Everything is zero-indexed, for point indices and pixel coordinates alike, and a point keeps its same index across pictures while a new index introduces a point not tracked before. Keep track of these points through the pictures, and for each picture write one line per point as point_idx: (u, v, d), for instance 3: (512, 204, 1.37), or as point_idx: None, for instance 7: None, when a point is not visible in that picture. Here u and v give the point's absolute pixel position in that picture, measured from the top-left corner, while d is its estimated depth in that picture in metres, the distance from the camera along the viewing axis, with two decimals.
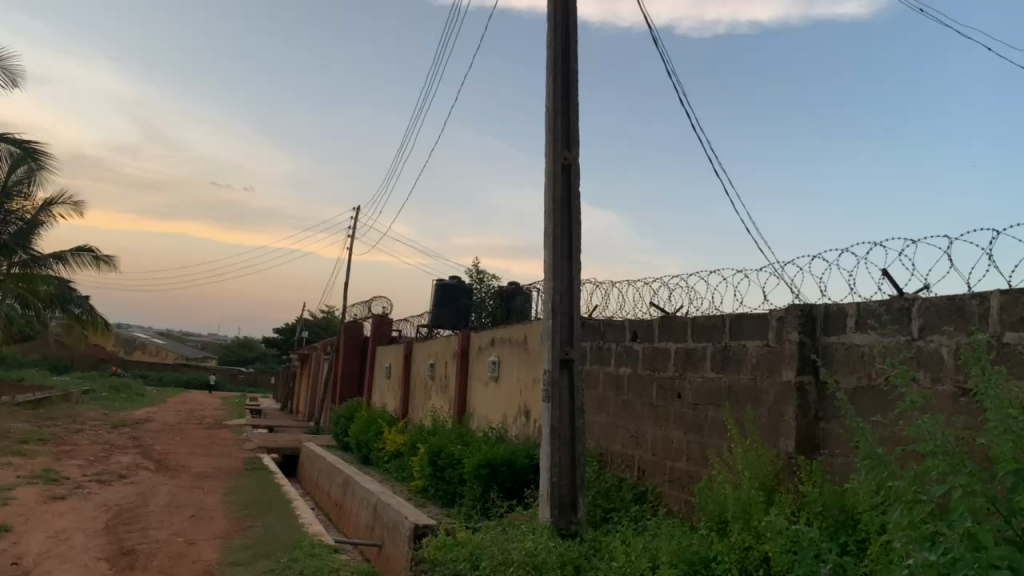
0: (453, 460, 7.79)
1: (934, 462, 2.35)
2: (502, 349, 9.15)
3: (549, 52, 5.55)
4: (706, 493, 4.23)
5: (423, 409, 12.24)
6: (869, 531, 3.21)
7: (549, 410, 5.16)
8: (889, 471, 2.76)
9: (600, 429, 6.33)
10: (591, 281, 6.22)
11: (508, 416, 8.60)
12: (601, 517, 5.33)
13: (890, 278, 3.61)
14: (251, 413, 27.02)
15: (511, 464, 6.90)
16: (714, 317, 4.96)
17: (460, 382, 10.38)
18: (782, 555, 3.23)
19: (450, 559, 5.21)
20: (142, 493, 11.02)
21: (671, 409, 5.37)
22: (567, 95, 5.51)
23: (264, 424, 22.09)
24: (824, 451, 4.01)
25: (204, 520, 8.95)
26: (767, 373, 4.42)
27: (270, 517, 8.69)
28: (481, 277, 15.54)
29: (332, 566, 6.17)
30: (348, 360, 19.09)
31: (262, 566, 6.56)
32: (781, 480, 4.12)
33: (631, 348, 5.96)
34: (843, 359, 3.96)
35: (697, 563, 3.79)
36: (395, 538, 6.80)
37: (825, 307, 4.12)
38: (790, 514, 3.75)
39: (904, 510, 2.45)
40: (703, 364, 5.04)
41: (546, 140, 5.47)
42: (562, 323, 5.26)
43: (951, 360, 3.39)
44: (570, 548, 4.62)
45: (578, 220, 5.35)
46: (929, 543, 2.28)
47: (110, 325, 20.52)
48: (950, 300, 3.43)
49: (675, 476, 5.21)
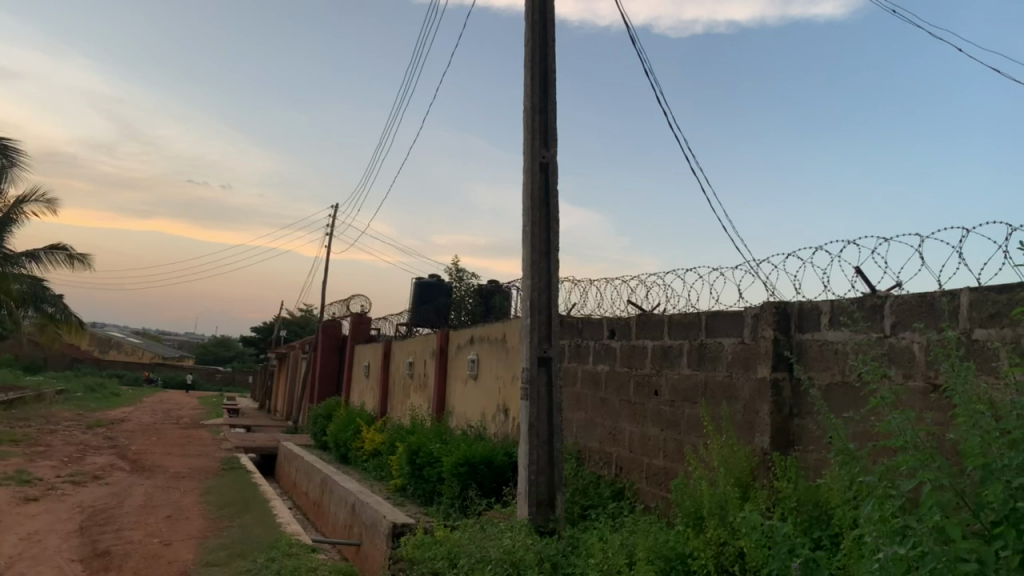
0: (431, 458, 7.78)
1: (904, 457, 2.39)
2: (480, 347, 9.16)
3: (527, 51, 5.56)
4: (683, 489, 4.26)
5: (401, 409, 12.20)
6: (841, 526, 3.25)
7: (528, 408, 5.17)
8: (860, 466, 2.80)
9: (578, 426, 6.35)
10: (570, 280, 6.25)
11: (487, 415, 8.60)
12: (579, 514, 5.34)
13: (863, 276, 3.66)
14: (229, 414, 26.80)
15: (489, 462, 6.91)
16: (691, 313, 4.99)
17: (438, 380, 10.36)
18: (757, 550, 3.27)
19: (428, 558, 5.19)
20: (116, 494, 10.93)
21: (648, 406, 5.40)
22: (544, 93, 5.52)
23: (242, 423, 21.92)
24: (798, 447, 4.07)
25: (180, 520, 8.90)
26: (743, 369, 4.46)
27: (247, 517, 8.63)
28: (460, 274, 15.49)
29: (309, 566, 6.14)
30: (327, 358, 18.99)
31: (238, 566, 6.51)
32: (756, 476, 4.16)
33: (608, 346, 5.99)
34: (817, 356, 4.00)
35: (673, 559, 3.84)
36: (374, 537, 6.78)
37: (798, 305, 4.17)
38: (765, 510, 3.79)
39: (875, 505, 2.47)
40: (680, 361, 5.07)
41: (524, 138, 5.48)
42: (540, 321, 5.27)
43: (922, 356, 3.45)
44: (548, 546, 4.64)
45: (556, 218, 5.37)
46: (899, 537, 2.32)
47: (84, 325, 20.30)
48: (921, 298, 3.48)
49: (652, 472, 5.25)
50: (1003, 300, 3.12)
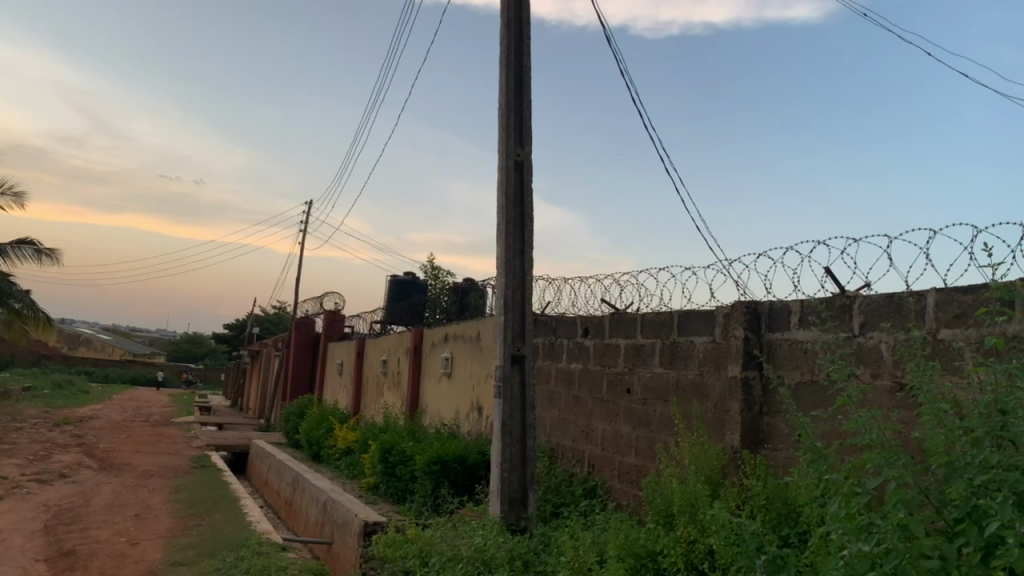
0: (404, 457, 7.75)
1: (870, 455, 2.42)
2: (454, 344, 9.13)
3: (503, 48, 5.55)
4: (654, 488, 4.27)
5: (374, 407, 12.14)
6: (809, 523, 3.29)
7: (501, 406, 5.16)
8: (827, 464, 2.81)
9: (551, 424, 6.36)
10: (544, 279, 6.25)
11: (461, 412, 8.58)
12: (551, 512, 5.35)
13: (833, 276, 3.70)
14: (200, 412, 26.49)
15: (462, 460, 6.90)
16: (663, 312, 5.02)
17: (412, 378, 10.32)
18: (726, 547, 3.30)
19: (400, 556, 5.17)
20: (83, 492, 10.74)
21: (620, 404, 5.42)
22: (518, 91, 5.51)
23: (214, 421, 21.68)
24: (768, 446, 4.10)
25: (148, 519, 8.76)
26: (714, 368, 4.49)
27: (216, 516, 8.53)
28: (436, 272, 15.43)
29: (279, 565, 6.08)
30: (300, 355, 18.86)
31: (207, 566, 6.42)
32: (726, 474, 4.19)
33: (582, 344, 5.99)
34: (787, 356, 4.04)
35: (643, 557, 3.86)
36: (345, 536, 6.73)
37: (769, 304, 4.21)
38: (734, 508, 3.81)
39: (841, 503, 2.49)
40: (652, 360, 5.10)
41: (499, 136, 5.47)
42: (514, 319, 5.27)
43: (889, 356, 3.49)
44: (520, 544, 4.64)
45: (531, 216, 5.37)
46: (865, 534, 2.33)
47: (52, 321, 19.94)
48: (889, 298, 3.52)
49: (624, 470, 5.26)
50: (969, 299, 3.16)
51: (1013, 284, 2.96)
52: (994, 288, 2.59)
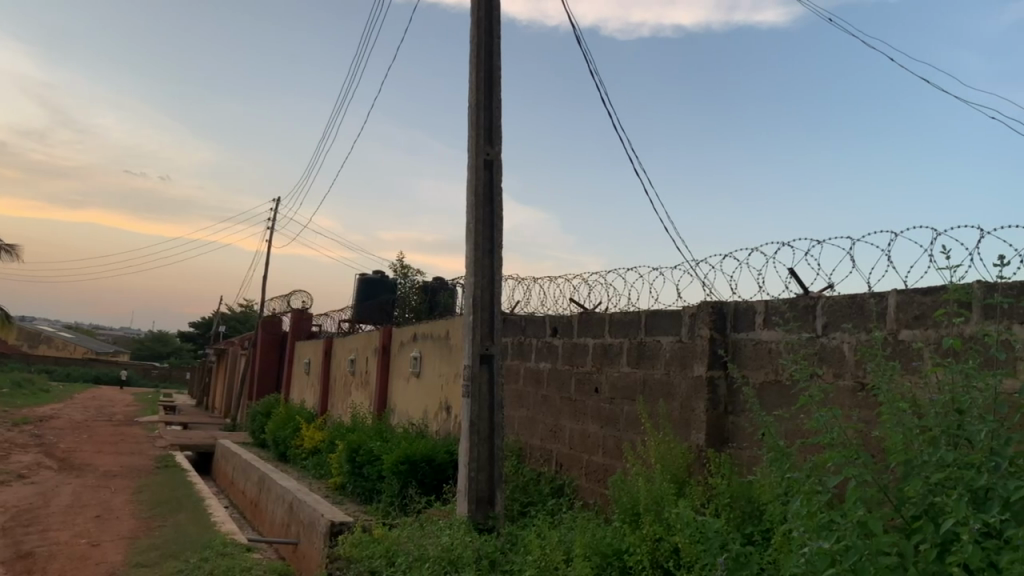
0: (372, 456, 7.70)
1: (830, 453, 2.46)
2: (423, 344, 9.10)
3: (473, 48, 5.54)
4: (621, 487, 4.30)
5: (342, 406, 12.05)
6: (772, 522, 3.33)
7: (469, 405, 5.15)
8: (789, 463, 2.85)
9: (519, 423, 6.37)
10: (513, 279, 6.26)
11: (429, 412, 8.55)
12: (518, 511, 5.36)
13: (797, 277, 3.75)
14: (164, 412, 26.06)
15: (430, 460, 6.88)
16: (631, 312, 5.04)
17: (380, 377, 10.27)
18: (690, 545, 3.33)
19: (366, 556, 5.14)
20: (42, 493, 10.54)
21: (588, 403, 5.44)
22: (488, 91, 5.50)
23: (178, 420, 21.38)
24: (732, 445, 4.14)
25: (109, 520, 8.61)
26: (680, 367, 4.53)
27: (180, 517, 8.42)
28: (405, 271, 15.36)
29: (243, 565, 6.02)
30: (266, 355, 18.66)
31: (169, 567, 6.33)
32: (691, 473, 4.22)
33: (551, 344, 6.01)
34: (752, 355, 4.08)
35: (610, 555, 3.88)
36: (311, 536, 6.67)
37: (734, 305, 4.25)
38: (699, 506, 3.85)
39: (802, 501, 2.53)
40: (620, 359, 5.12)
41: (469, 134, 5.46)
42: (482, 319, 5.26)
43: (851, 356, 3.54)
44: (487, 543, 4.65)
45: (500, 215, 5.37)
46: (824, 531, 2.36)
47: (11, 319, 19.50)
48: (851, 300, 3.57)
49: (591, 468, 5.28)
50: (928, 302, 3.22)
51: (970, 286, 3.02)
52: (951, 289, 2.64)
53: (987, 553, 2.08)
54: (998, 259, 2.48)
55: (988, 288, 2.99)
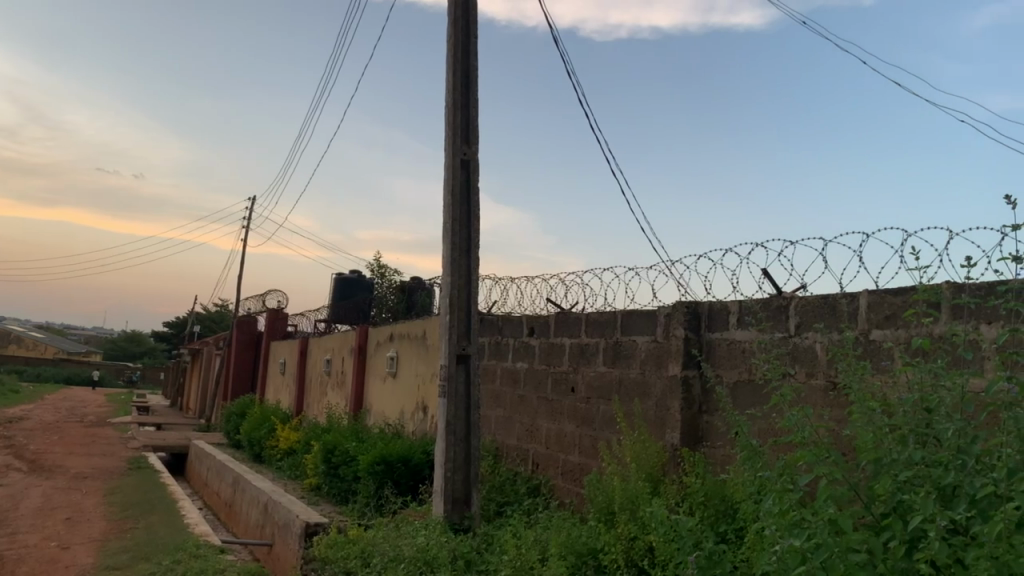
0: (347, 457, 7.66)
1: (802, 452, 2.48)
2: (400, 344, 9.07)
3: (449, 47, 5.52)
4: (597, 486, 4.31)
5: (318, 407, 11.98)
6: (745, 520, 3.35)
7: (445, 405, 5.14)
8: (761, 462, 2.88)
9: (495, 422, 6.37)
10: (490, 278, 6.27)
11: (406, 413, 8.52)
12: (495, 511, 5.36)
13: (770, 278, 3.78)
14: (138, 412, 25.80)
15: (406, 460, 6.86)
16: (607, 312, 5.06)
17: (357, 377, 10.21)
18: (664, 543, 3.34)
19: (341, 557, 5.12)
20: (10, 496, 10.37)
21: (564, 402, 5.46)
22: (465, 90, 5.49)
23: (152, 421, 21.17)
24: (706, 443, 4.17)
25: (80, 523, 8.49)
26: (655, 367, 4.56)
27: (153, 519, 8.34)
28: (383, 271, 15.31)
29: (217, 567, 5.97)
30: (241, 355, 18.51)
31: (141, 569, 6.27)
32: (666, 472, 4.24)
33: (527, 344, 6.02)
34: (725, 354, 4.12)
35: (585, 554, 3.89)
36: (286, 537, 6.64)
37: (709, 305, 4.28)
38: (674, 504, 3.87)
39: (774, 499, 2.55)
40: (596, 359, 5.14)
41: (445, 133, 5.44)
42: (459, 318, 5.25)
43: (823, 355, 3.58)
44: (462, 543, 4.64)
45: (477, 215, 5.37)
46: (796, 529, 2.39)
47: None
48: (824, 300, 3.61)
49: (567, 468, 5.30)
50: (899, 302, 3.27)
51: (939, 287, 3.06)
52: (921, 290, 2.69)
53: (954, 550, 2.11)
54: (966, 260, 2.53)
55: (957, 289, 3.04)
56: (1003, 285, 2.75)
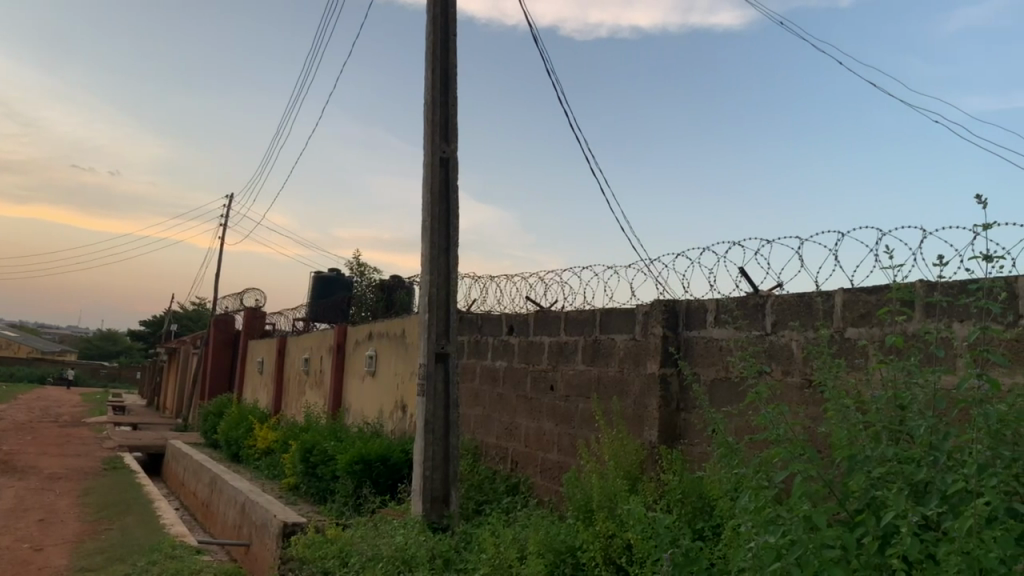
0: (326, 457, 7.62)
1: (777, 450, 2.51)
2: (379, 343, 9.03)
3: (428, 44, 5.50)
4: (575, 484, 4.32)
5: (296, 406, 11.91)
6: (722, 517, 3.37)
7: (424, 404, 5.12)
8: (738, 459, 2.90)
9: (475, 421, 6.37)
10: (470, 277, 6.26)
11: (385, 411, 8.49)
12: (474, 510, 5.36)
13: (747, 276, 3.81)
14: (114, 412, 25.56)
15: (385, 460, 6.84)
16: (586, 311, 5.07)
17: (335, 376, 10.16)
18: (641, 539, 3.36)
19: (319, 557, 5.09)
20: None
21: (543, 401, 5.46)
22: (445, 88, 5.48)
23: (128, 421, 20.97)
24: (684, 441, 4.19)
25: (54, 524, 8.40)
26: (634, 365, 4.57)
27: (128, 519, 8.26)
28: (362, 269, 15.24)
29: (194, 567, 5.93)
30: (219, 354, 18.35)
31: (116, 570, 6.21)
32: (644, 470, 4.26)
33: (506, 342, 6.01)
34: (703, 353, 4.14)
35: (563, 552, 3.90)
36: (263, 537, 6.60)
37: (686, 303, 4.30)
38: (651, 502, 3.89)
39: (750, 496, 2.57)
40: (575, 358, 5.15)
41: (424, 131, 5.43)
42: (438, 317, 5.24)
43: (799, 353, 3.61)
44: (441, 542, 4.63)
45: (456, 213, 5.35)
46: (771, 525, 2.41)
47: None
48: (800, 298, 3.64)
49: (546, 466, 5.30)
50: (873, 300, 3.30)
51: (913, 286, 3.10)
52: (894, 288, 2.72)
53: (926, 545, 2.14)
54: (938, 259, 2.56)
55: (929, 287, 3.08)
56: (975, 283, 2.79)
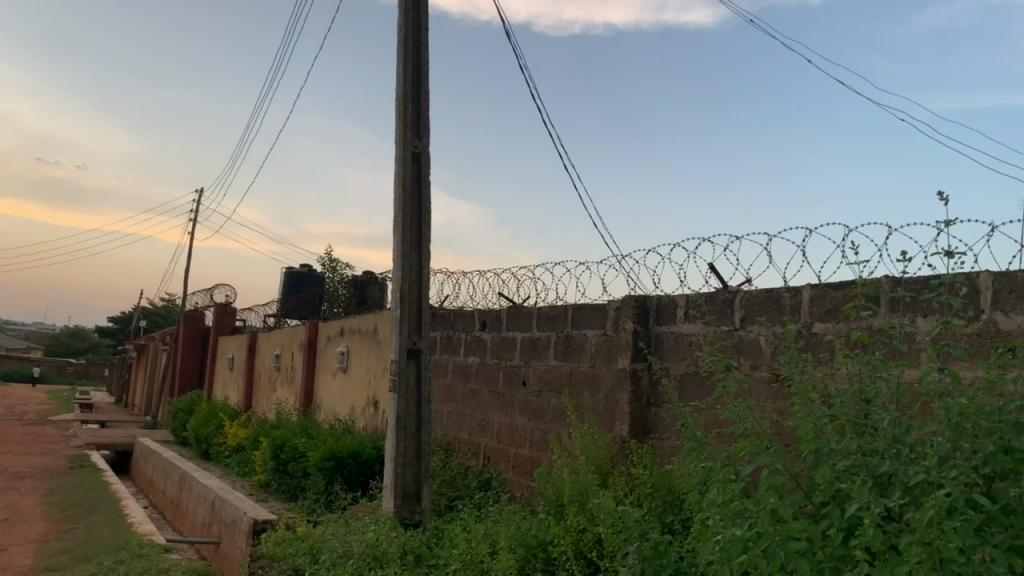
0: (296, 453, 7.56)
1: (745, 444, 2.53)
2: (351, 339, 8.98)
3: (400, 39, 5.47)
4: (546, 478, 4.34)
5: (267, 403, 11.81)
6: (691, 511, 3.40)
7: (396, 400, 5.10)
8: (706, 453, 2.93)
9: (447, 418, 6.36)
10: (442, 272, 6.24)
11: (356, 408, 8.44)
12: (446, 505, 5.36)
13: (716, 271, 3.84)
14: (81, 410, 25.14)
15: (357, 456, 6.81)
16: (558, 307, 5.08)
17: (307, 372, 10.09)
18: (612, 533, 3.37)
19: (290, 554, 5.06)
20: None
21: (515, 396, 5.46)
22: (417, 83, 5.45)
23: (95, 419, 20.67)
24: (654, 435, 4.23)
25: (18, 523, 8.25)
26: (605, 360, 4.60)
27: (95, 518, 8.14)
28: (334, 265, 15.15)
29: (162, 567, 5.86)
30: (187, 351, 18.14)
31: (82, 569, 6.11)
32: (615, 464, 4.28)
33: (479, 338, 6.01)
34: (673, 347, 4.17)
35: (535, 546, 3.91)
36: (233, 535, 6.54)
37: (657, 298, 4.32)
38: (622, 495, 3.91)
39: (718, 490, 2.59)
40: (547, 353, 5.16)
41: (396, 127, 5.40)
42: (410, 312, 5.22)
43: (767, 348, 3.65)
44: (412, 537, 4.62)
45: (428, 208, 5.33)
46: (738, 517, 2.44)
47: None
48: (768, 293, 3.68)
49: (518, 461, 5.31)
50: (839, 296, 3.35)
51: (878, 281, 3.14)
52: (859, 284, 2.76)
53: (888, 536, 2.17)
54: (901, 255, 2.61)
55: (894, 283, 3.13)
56: (937, 278, 2.84)
